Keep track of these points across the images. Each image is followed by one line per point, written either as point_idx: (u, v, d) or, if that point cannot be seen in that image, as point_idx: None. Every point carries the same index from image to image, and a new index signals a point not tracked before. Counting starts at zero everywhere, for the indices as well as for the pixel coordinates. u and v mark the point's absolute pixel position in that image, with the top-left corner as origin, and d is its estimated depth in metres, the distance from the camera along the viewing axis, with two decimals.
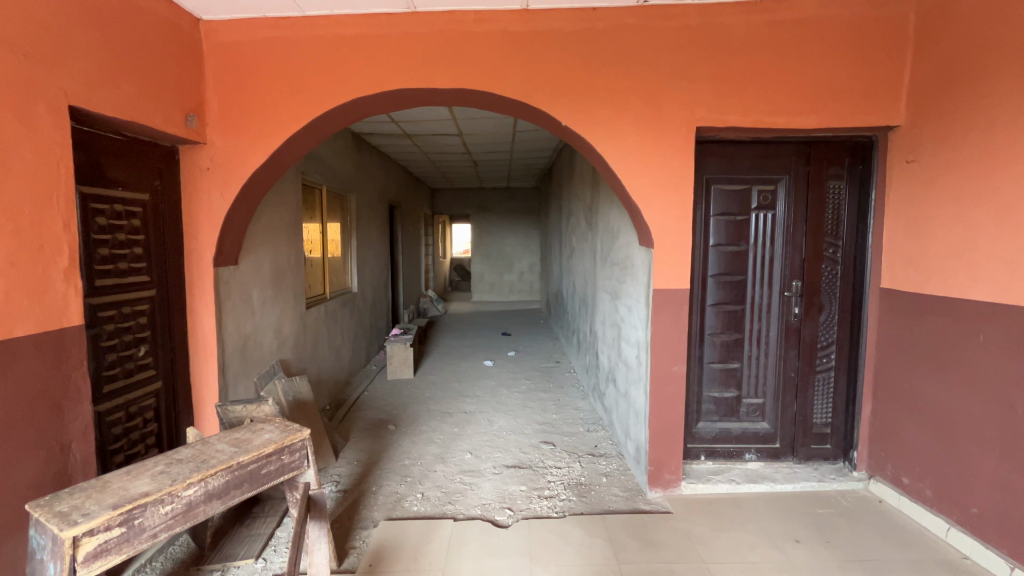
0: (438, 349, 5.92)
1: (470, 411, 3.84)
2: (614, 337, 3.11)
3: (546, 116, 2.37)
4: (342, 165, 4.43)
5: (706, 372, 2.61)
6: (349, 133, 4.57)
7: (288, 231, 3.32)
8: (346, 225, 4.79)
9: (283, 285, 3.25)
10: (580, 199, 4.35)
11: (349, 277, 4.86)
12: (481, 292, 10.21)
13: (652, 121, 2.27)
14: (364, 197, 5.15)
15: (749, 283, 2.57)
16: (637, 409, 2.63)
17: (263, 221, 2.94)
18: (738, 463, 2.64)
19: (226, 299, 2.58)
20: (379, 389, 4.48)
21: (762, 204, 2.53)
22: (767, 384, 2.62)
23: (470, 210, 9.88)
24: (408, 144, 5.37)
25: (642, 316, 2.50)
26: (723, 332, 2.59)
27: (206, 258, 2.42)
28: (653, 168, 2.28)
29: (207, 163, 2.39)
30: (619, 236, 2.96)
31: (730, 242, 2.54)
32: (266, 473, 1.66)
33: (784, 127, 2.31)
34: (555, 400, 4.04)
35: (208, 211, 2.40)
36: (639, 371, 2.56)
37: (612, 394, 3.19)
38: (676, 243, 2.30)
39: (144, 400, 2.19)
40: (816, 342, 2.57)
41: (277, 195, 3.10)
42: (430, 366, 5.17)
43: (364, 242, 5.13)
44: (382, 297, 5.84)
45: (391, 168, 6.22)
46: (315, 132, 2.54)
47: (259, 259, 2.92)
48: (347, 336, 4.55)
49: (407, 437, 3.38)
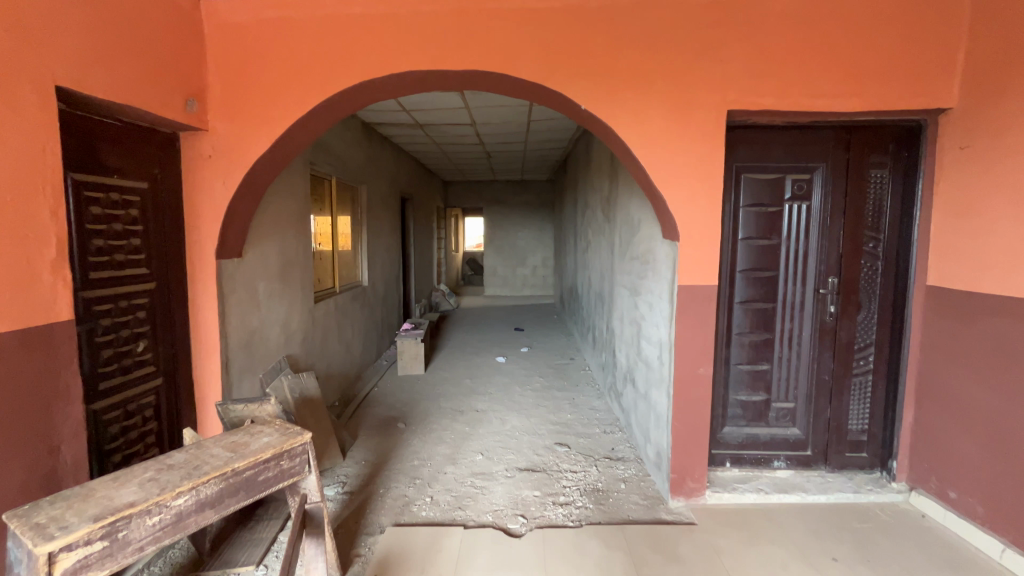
0: (450, 344, 5.81)
1: (482, 409, 3.72)
2: (633, 336, 2.96)
3: (565, 100, 2.21)
4: (352, 156, 4.33)
5: (733, 374, 2.45)
6: (360, 122, 4.46)
7: (297, 222, 3.22)
8: (356, 217, 4.69)
9: (291, 278, 3.16)
10: (598, 191, 4.18)
11: (360, 270, 4.77)
12: (494, 286, 10.09)
13: (679, 105, 2.11)
14: (375, 188, 5.04)
15: (781, 280, 2.40)
16: (658, 412, 2.48)
17: (270, 212, 2.85)
18: (766, 471, 2.48)
19: (231, 292, 2.49)
20: (389, 384, 4.38)
21: (796, 195, 2.36)
22: (799, 387, 2.45)
23: (483, 202, 9.75)
24: (420, 135, 5.25)
25: (665, 313, 2.35)
26: (752, 331, 2.43)
27: (208, 250, 2.32)
28: (680, 155, 2.12)
29: (209, 151, 2.28)
30: (640, 229, 2.80)
31: (761, 236, 2.37)
32: (263, 480, 1.55)
33: (824, 110, 2.13)
34: (569, 399, 3.90)
35: (211, 201, 2.30)
36: (662, 372, 2.41)
37: (630, 394, 3.05)
38: (704, 236, 2.14)
39: (143, 398, 2.11)
40: (852, 343, 2.40)
41: (285, 185, 3.00)
42: (441, 362, 5.06)
43: (375, 234, 5.02)
44: (393, 291, 5.75)
45: (403, 160, 6.11)
46: (321, 119, 2.42)
47: (265, 252, 2.83)
48: (357, 331, 4.47)
49: (417, 435, 3.28)
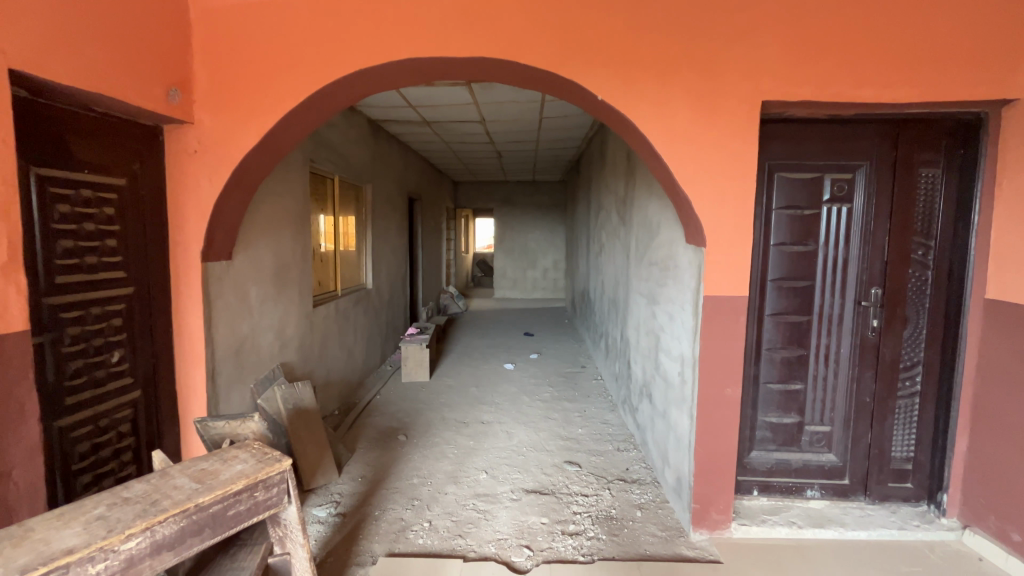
0: (457, 349, 5.63)
1: (488, 421, 3.52)
2: (651, 348, 2.74)
3: (579, 91, 2.01)
4: (357, 154, 4.17)
5: (762, 394, 2.23)
6: (365, 119, 4.29)
7: (295, 223, 3.06)
8: (361, 217, 4.53)
9: (287, 282, 2.99)
10: (613, 191, 3.97)
11: (364, 272, 4.60)
12: (504, 289, 9.89)
13: (707, 95, 1.89)
14: (381, 187, 4.88)
15: (818, 291, 2.16)
16: (678, 433, 2.26)
17: (264, 211, 2.68)
18: (798, 501, 2.25)
19: (219, 297, 2.32)
20: (393, 392, 4.20)
21: (835, 197, 2.12)
22: (837, 409, 2.21)
23: (493, 203, 9.57)
24: (428, 133, 5.08)
25: (688, 326, 2.13)
26: (784, 347, 2.20)
27: (193, 252, 2.16)
28: (708, 151, 1.90)
29: (194, 145, 2.12)
30: (660, 232, 2.58)
31: (795, 241, 2.14)
32: (233, 515, 1.37)
33: (871, 102, 1.90)
34: (581, 411, 3.69)
35: (196, 199, 2.14)
36: (683, 391, 2.19)
37: (647, 410, 2.83)
38: (733, 242, 1.92)
39: (118, 412, 1.94)
40: (897, 361, 2.16)
41: (281, 183, 2.83)
42: (447, 368, 4.88)
43: (380, 235, 4.86)
44: (399, 294, 5.58)
45: (411, 159, 5.94)
46: (316, 111, 2.24)
47: (258, 254, 2.66)
48: (359, 336, 4.30)
49: (418, 449, 3.09)
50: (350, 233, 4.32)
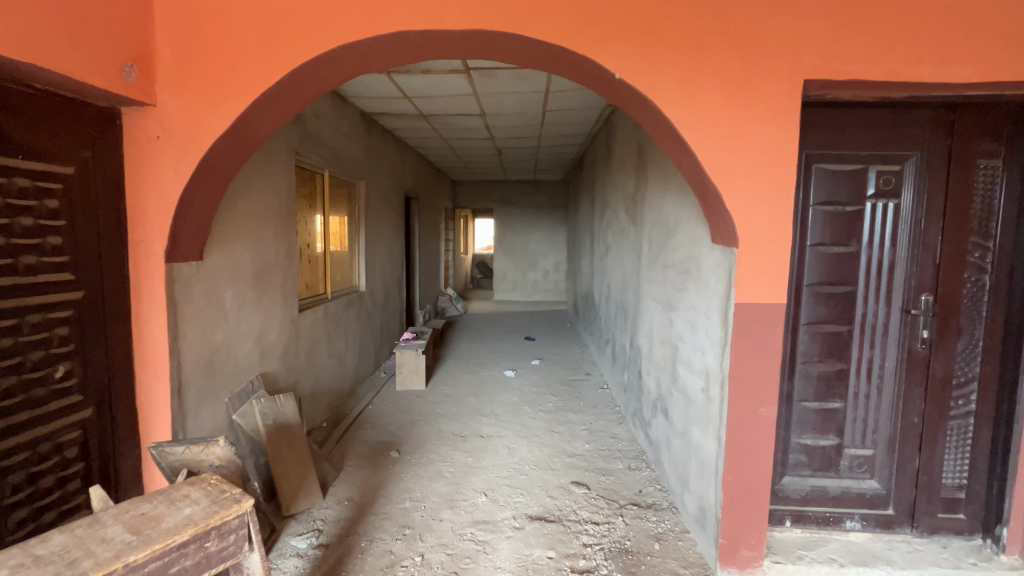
0: (455, 354, 5.38)
1: (487, 435, 3.27)
2: (667, 359, 2.49)
3: (593, 70, 1.76)
4: (348, 148, 3.92)
5: (796, 413, 1.98)
6: (358, 111, 4.05)
7: (278, 220, 2.81)
8: (353, 216, 4.28)
9: (269, 284, 2.74)
10: (621, 189, 3.73)
11: (357, 274, 4.35)
12: (503, 291, 9.64)
13: (741, 72, 1.65)
14: (375, 185, 4.63)
15: (861, 297, 1.92)
16: (702, 457, 2.01)
17: (242, 207, 2.43)
18: (837, 533, 2.00)
19: (187, 302, 2.07)
20: (386, 401, 3.94)
21: (881, 191, 1.88)
22: (880, 431, 1.97)
23: (493, 203, 9.32)
24: (424, 128, 4.84)
25: (715, 337, 1.88)
26: (821, 361, 1.95)
27: (155, 251, 1.91)
28: (741, 138, 1.65)
29: (157, 131, 1.88)
30: (680, 231, 2.32)
31: (835, 242, 1.90)
32: (177, 572, 1.12)
33: (928, 82, 1.65)
34: (587, 424, 3.44)
35: (159, 192, 1.89)
36: (708, 411, 1.95)
37: (662, 426, 2.58)
38: (770, 242, 1.67)
39: (64, 434, 1.70)
40: (950, 377, 1.92)
41: (262, 177, 2.59)
42: (444, 375, 4.62)
43: (374, 235, 4.61)
44: (394, 296, 5.33)
45: (407, 156, 5.69)
46: (295, 94, 1.99)
47: (235, 253, 2.41)
48: (351, 342, 4.05)
49: (411, 467, 2.84)
50: (341, 232, 4.06)
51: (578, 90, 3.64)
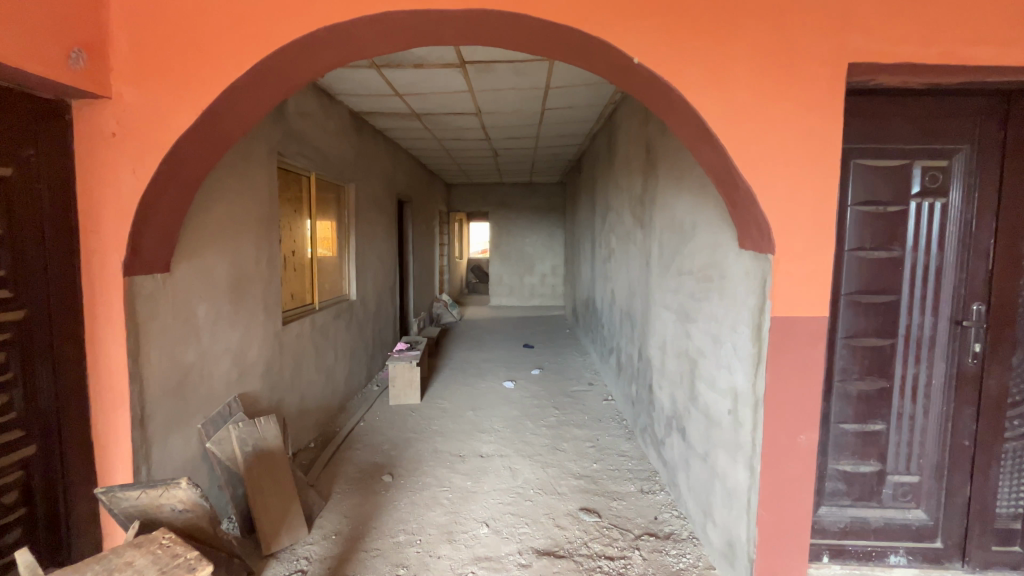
0: (451, 364, 5.15)
1: (486, 454, 3.05)
2: (684, 374, 2.29)
3: (607, 54, 1.56)
4: (337, 149, 3.69)
5: (834, 437, 1.78)
6: (347, 110, 3.83)
7: (258, 226, 2.58)
8: (342, 221, 4.05)
9: (248, 296, 2.51)
10: (626, 190, 3.53)
11: (347, 282, 4.12)
12: (499, 296, 9.41)
13: (777, 54, 1.45)
14: (366, 188, 4.40)
15: (906, 307, 1.72)
16: (730, 487, 1.81)
17: (215, 212, 2.20)
18: (880, 569, 1.80)
19: (151, 320, 1.84)
20: (378, 417, 3.71)
21: (927, 189, 1.69)
22: (928, 456, 1.77)
23: (488, 207, 9.12)
24: (417, 128, 4.62)
25: (745, 354, 1.68)
26: (862, 378, 1.75)
27: (112, 263, 1.68)
28: (777, 129, 1.46)
29: (112, 127, 1.65)
30: (698, 235, 2.12)
31: (877, 246, 1.70)
32: None
33: (987, 67, 1.46)
34: (593, 441, 3.23)
35: (115, 196, 1.66)
36: (738, 437, 1.74)
37: (679, 447, 2.38)
38: (811, 248, 1.47)
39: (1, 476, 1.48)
40: (1004, 395, 1.73)
41: (239, 179, 2.36)
42: (440, 387, 4.40)
43: (364, 241, 4.38)
44: (387, 304, 5.10)
45: (400, 157, 5.47)
46: (270, 84, 1.77)
47: (208, 263, 2.18)
48: (341, 354, 3.82)
49: (405, 492, 2.61)
50: (329, 237, 3.83)
51: (580, 87, 3.43)
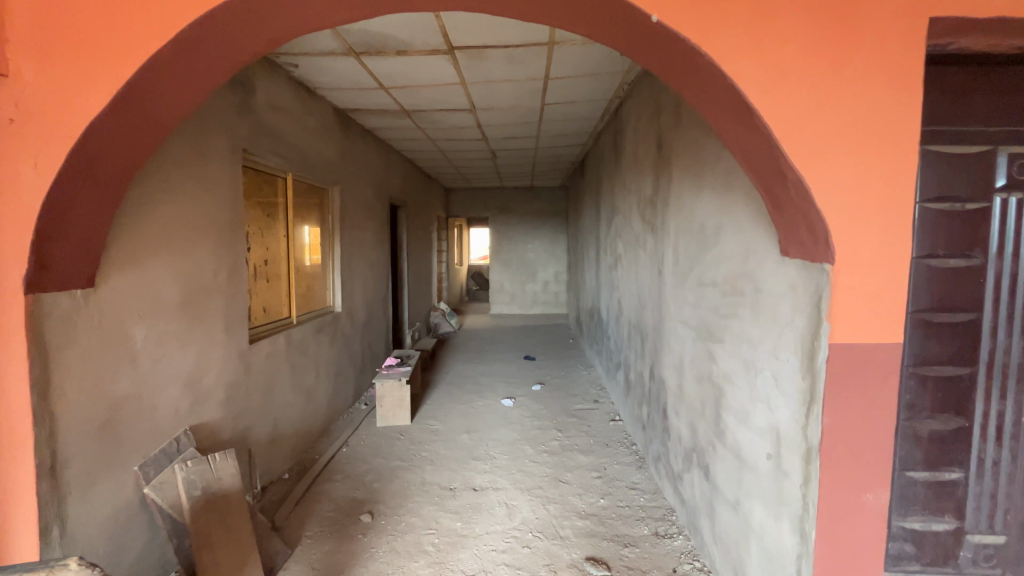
0: (447, 379, 4.82)
1: (481, 487, 2.72)
2: (707, 403, 1.96)
3: (618, 13, 1.24)
4: (318, 148, 3.39)
5: (900, 488, 1.44)
6: (329, 106, 3.53)
7: (217, 232, 2.27)
8: (326, 226, 3.74)
9: (204, 313, 2.19)
10: (634, 191, 3.20)
11: (331, 293, 3.80)
12: (500, 303, 9.10)
13: (838, 6, 1.12)
14: (353, 192, 4.09)
15: (989, 328, 1.39)
16: (772, 550, 1.46)
17: (159, 217, 1.89)
18: None
19: (66, 346, 1.52)
20: (363, 441, 3.38)
21: (1016, 181, 1.35)
22: (1018, 513, 1.42)
23: (488, 212, 8.82)
24: (409, 127, 4.32)
25: (792, 388, 1.35)
26: (935, 417, 1.41)
27: (9, 279, 1.37)
28: (837, 104, 1.13)
29: (6, 111, 1.33)
30: (724, 240, 1.79)
31: (953, 253, 1.37)
32: None
33: None
34: (600, 470, 2.89)
35: (11, 196, 1.34)
36: (781, 489, 1.41)
37: (702, 487, 2.03)
38: (882, 256, 1.15)
39: None
40: None
41: (191, 178, 2.05)
42: (433, 406, 4.07)
43: (351, 248, 4.07)
44: (378, 315, 4.78)
45: (392, 160, 5.17)
46: (205, 60, 1.46)
47: (150, 277, 1.87)
48: (324, 372, 3.50)
49: (384, 537, 2.28)
50: (310, 245, 3.51)
51: (582, 78, 3.11)
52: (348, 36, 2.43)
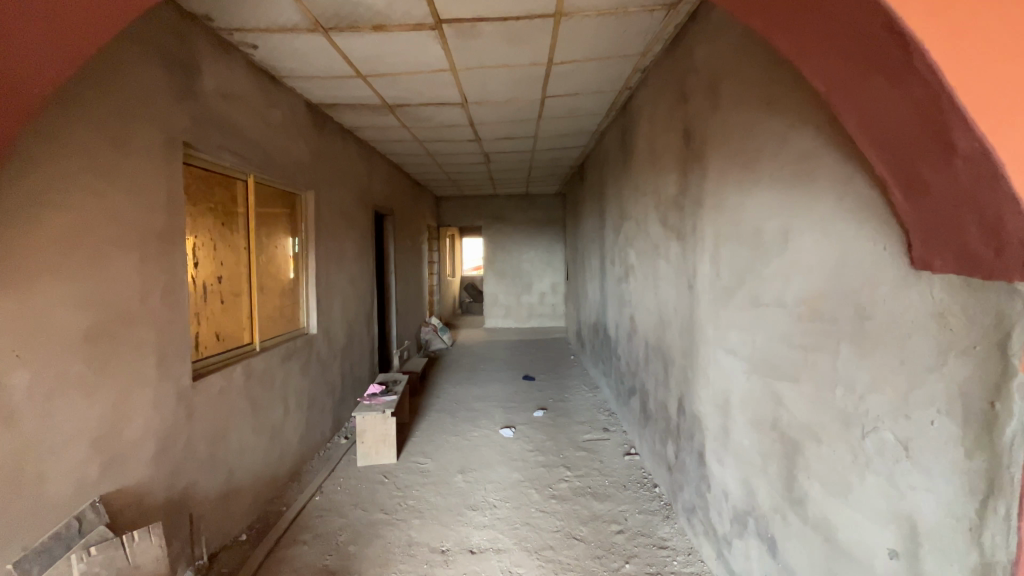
0: (438, 405, 4.34)
1: (480, 548, 2.25)
2: (771, 458, 1.52)
3: None
4: (286, 147, 2.95)
5: None
6: (300, 100, 3.09)
7: (147, 243, 1.81)
8: (298, 237, 3.28)
9: (128, 347, 1.72)
10: (651, 193, 2.78)
11: (305, 313, 3.33)
12: (495, 316, 8.66)
13: None
14: (331, 198, 3.65)
15: None
16: None
17: (52, 225, 1.43)
18: None
19: None
20: (340, 486, 2.89)
21: None
22: None
23: (480, 220, 8.40)
24: (393, 126, 3.89)
25: (944, 465, 0.91)
26: None
27: None
28: None
29: None
30: (797, 248, 1.37)
31: None
32: None
33: None
34: (620, 523, 2.43)
35: None
36: None
37: (765, 565, 1.58)
38: None
39: None
40: None
41: (101, 174, 1.61)
42: (423, 439, 3.59)
43: (328, 261, 3.61)
44: (361, 335, 4.31)
45: (376, 164, 4.73)
46: (74, 1, 1.02)
47: (41, 304, 1.41)
48: (295, 406, 3.02)
49: None
50: (277, 258, 3.04)
51: (591, 63, 2.71)
52: (311, 6, 2.00)
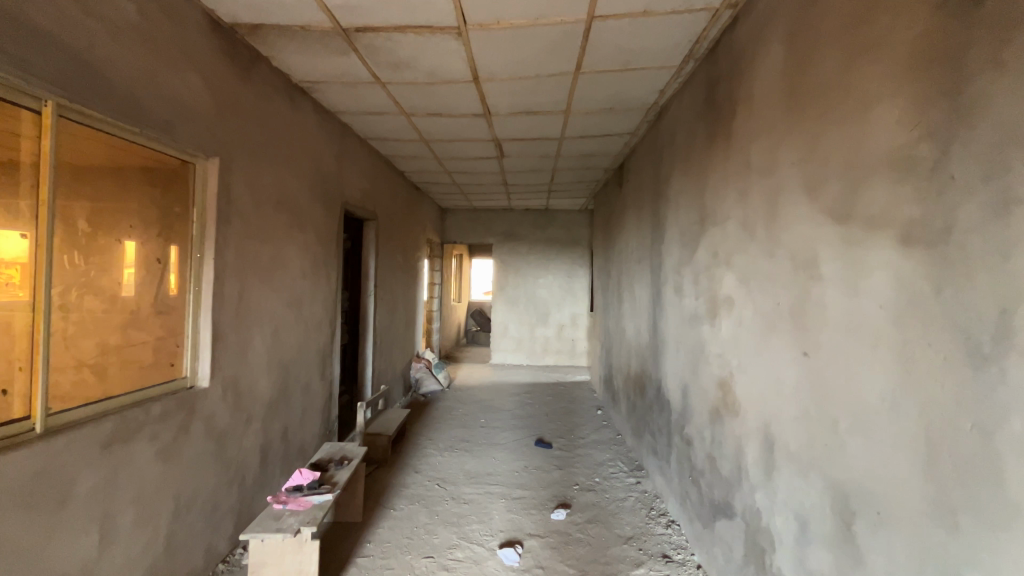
0: (411, 490, 2.98)
1: None
2: None
3: None
4: (154, 75, 1.72)
5: None
6: (192, 7, 1.89)
7: None
8: (183, 234, 2.01)
9: None
10: (795, 166, 1.49)
11: (187, 357, 2.01)
12: (502, 351, 7.30)
13: None
14: (259, 179, 2.42)
15: None
16: None
17: None
18: None
19: None
20: None
21: None
22: None
23: (490, 238, 7.17)
24: (363, 83, 2.68)
25: None
26: None
27: None
28: None
29: None
30: None
31: None
32: None
33: None
34: None
35: None
36: None
37: None
38: None
39: None
40: None
41: None
42: (373, 563, 2.23)
43: (247, 275, 2.34)
44: (308, 383, 3.00)
45: (350, 148, 3.53)
46: None
47: None
48: (138, 524, 1.71)
49: None
50: (95, 258, 1.74)
51: None
52: None
